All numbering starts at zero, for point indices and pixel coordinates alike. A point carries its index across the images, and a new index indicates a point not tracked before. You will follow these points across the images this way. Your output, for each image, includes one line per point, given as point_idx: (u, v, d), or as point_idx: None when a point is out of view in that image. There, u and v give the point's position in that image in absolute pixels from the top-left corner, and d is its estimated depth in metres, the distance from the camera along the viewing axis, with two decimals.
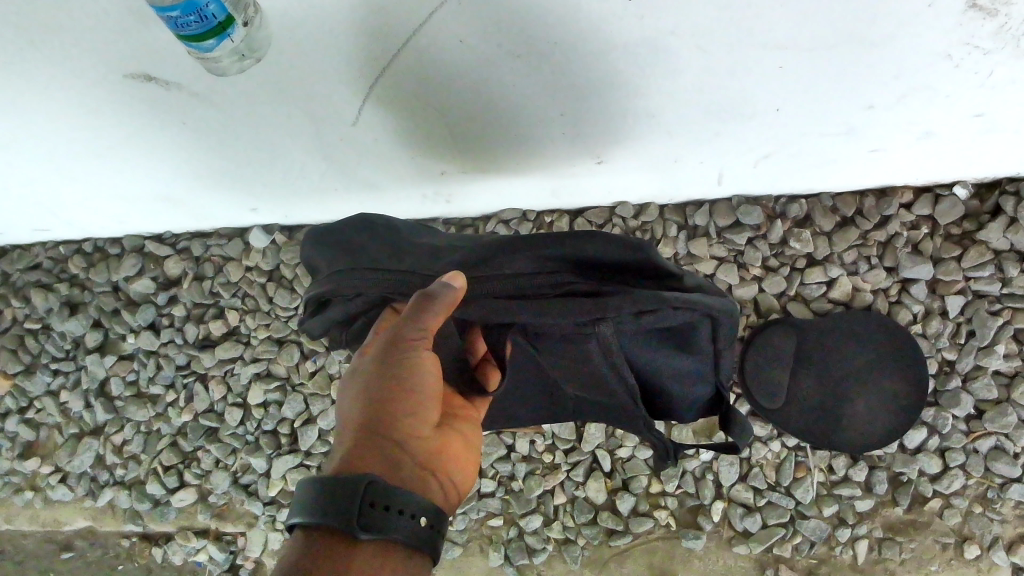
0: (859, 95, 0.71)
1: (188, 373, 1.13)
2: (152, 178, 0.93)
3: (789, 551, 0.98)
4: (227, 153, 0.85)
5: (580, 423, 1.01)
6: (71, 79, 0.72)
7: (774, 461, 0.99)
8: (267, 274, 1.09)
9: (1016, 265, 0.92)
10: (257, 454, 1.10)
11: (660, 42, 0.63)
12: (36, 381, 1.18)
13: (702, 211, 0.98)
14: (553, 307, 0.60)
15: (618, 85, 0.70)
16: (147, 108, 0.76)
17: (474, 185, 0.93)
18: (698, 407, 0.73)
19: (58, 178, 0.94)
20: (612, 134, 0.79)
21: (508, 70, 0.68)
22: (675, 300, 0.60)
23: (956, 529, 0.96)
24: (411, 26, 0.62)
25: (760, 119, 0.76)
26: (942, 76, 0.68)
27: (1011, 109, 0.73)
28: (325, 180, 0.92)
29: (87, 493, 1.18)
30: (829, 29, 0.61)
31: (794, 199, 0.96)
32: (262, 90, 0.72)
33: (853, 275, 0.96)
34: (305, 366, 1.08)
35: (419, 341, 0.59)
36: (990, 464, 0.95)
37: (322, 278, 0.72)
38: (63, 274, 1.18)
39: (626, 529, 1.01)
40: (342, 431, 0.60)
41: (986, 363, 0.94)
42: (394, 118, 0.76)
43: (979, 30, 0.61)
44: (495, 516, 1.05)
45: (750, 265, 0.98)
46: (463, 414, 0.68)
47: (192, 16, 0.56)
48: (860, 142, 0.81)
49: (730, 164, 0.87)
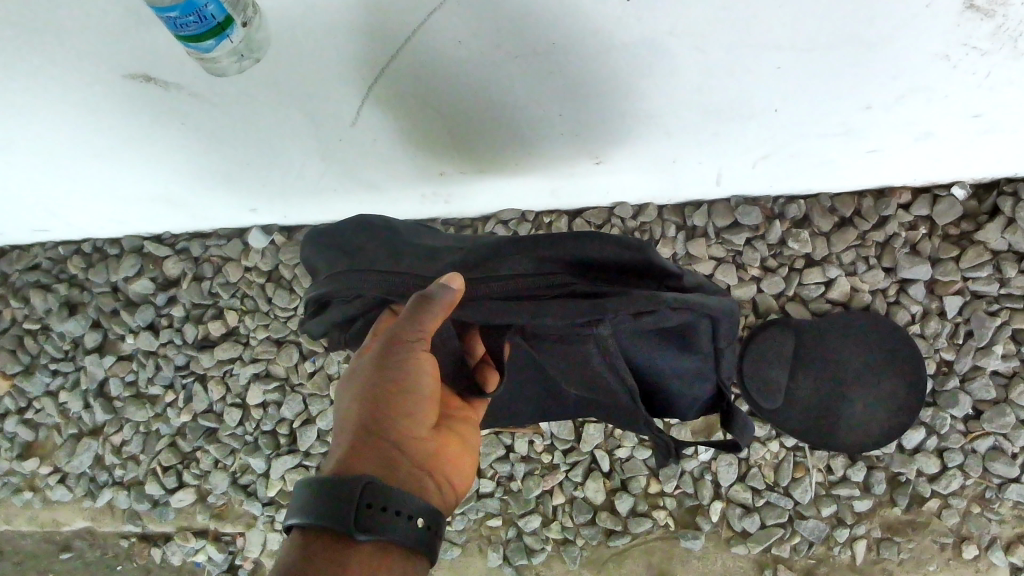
0: (857, 96, 0.71)
1: (188, 373, 1.13)
2: (151, 179, 0.93)
3: (787, 551, 0.98)
4: (226, 154, 0.85)
5: (578, 424, 1.01)
6: (70, 79, 0.72)
7: (772, 461, 0.99)
8: (266, 274, 1.09)
9: (1013, 265, 0.92)
10: (256, 454, 1.10)
11: (658, 42, 0.63)
12: (36, 382, 1.18)
13: (701, 211, 0.98)
14: (552, 307, 0.60)
15: (617, 86, 0.70)
16: (146, 108, 0.76)
17: (472, 185, 0.93)
18: (698, 406, 0.73)
19: (57, 178, 0.94)
20: (610, 135, 0.80)
21: (506, 71, 0.68)
22: (673, 301, 0.59)
23: (955, 530, 0.96)
24: (409, 27, 0.62)
25: (758, 119, 0.76)
26: (940, 76, 0.68)
27: (1009, 110, 0.73)
28: (324, 181, 0.92)
29: (86, 493, 1.18)
30: (826, 29, 0.61)
31: (793, 200, 0.96)
32: (260, 91, 0.72)
33: (851, 276, 0.96)
34: (304, 366, 1.08)
35: (417, 343, 0.59)
36: (988, 464, 0.95)
37: (321, 278, 0.72)
38: (63, 274, 1.18)
39: (624, 529, 1.01)
40: (339, 432, 0.61)
41: (984, 363, 0.94)
42: (392, 118, 0.76)
43: (976, 31, 0.61)
44: (493, 516, 1.05)
45: (749, 265, 0.98)
46: (461, 415, 0.68)
47: (191, 16, 0.56)
48: (858, 143, 0.81)
49: (729, 165, 0.87)
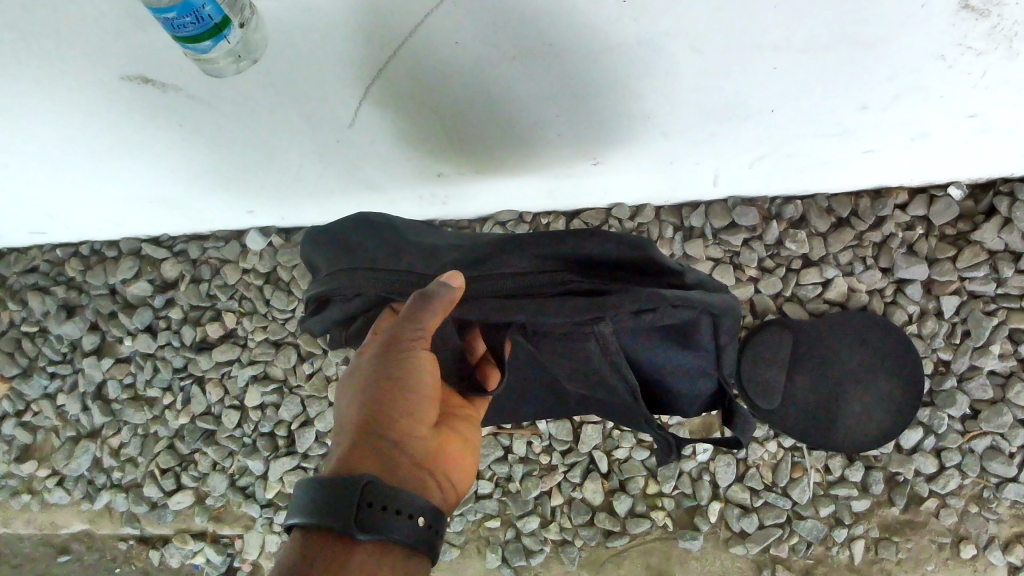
0: (854, 96, 0.71)
1: (186, 375, 1.13)
2: (148, 181, 0.93)
3: (786, 551, 0.98)
4: (224, 155, 0.85)
5: (577, 424, 1.02)
6: (68, 81, 0.72)
7: (770, 462, 0.99)
8: (264, 276, 1.10)
9: (1010, 265, 0.92)
10: (255, 456, 1.10)
11: (654, 43, 0.63)
12: (34, 384, 1.18)
13: (698, 212, 0.98)
14: (553, 307, 0.60)
15: (613, 87, 0.70)
16: (144, 110, 0.76)
17: (470, 187, 0.93)
18: (700, 403, 0.73)
19: (55, 181, 0.94)
20: (608, 135, 0.80)
21: (503, 72, 0.68)
22: (673, 299, 0.60)
23: (952, 529, 0.96)
24: (406, 28, 0.62)
25: (754, 120, 0.76)
26: (936, 76, 0.68)
27: (1004, 110, 0.73)
28: (321, 183, 0.92)
29: (85, 495, 1.18)
30: (821, 30, 0.61)
31: (790, 200, 0.97)
32: (257, 92, 0.72)
33: (848, 276, 0.96)
34: (302, 368, 1.08)
35: (417, 341, 0.60)
36: (986, 464, 0.95)
37: (320, 279, 0.72)
38: (61, 276, 1.18)
39: (622, 530, 1.01)
40: (340, 432, 0.60)
41: (981, 363, 0.94)
42: (390, 119, 0.76)
43: (972, 31, 0.61)
44: (491, 517, 1.05)
45: (746, 265, 0.98)
46: (462, 414, 0.68)
47: (189, 17, 0.56)
48: (855, 143, 0.81)
49: (725, 165, 0.87)
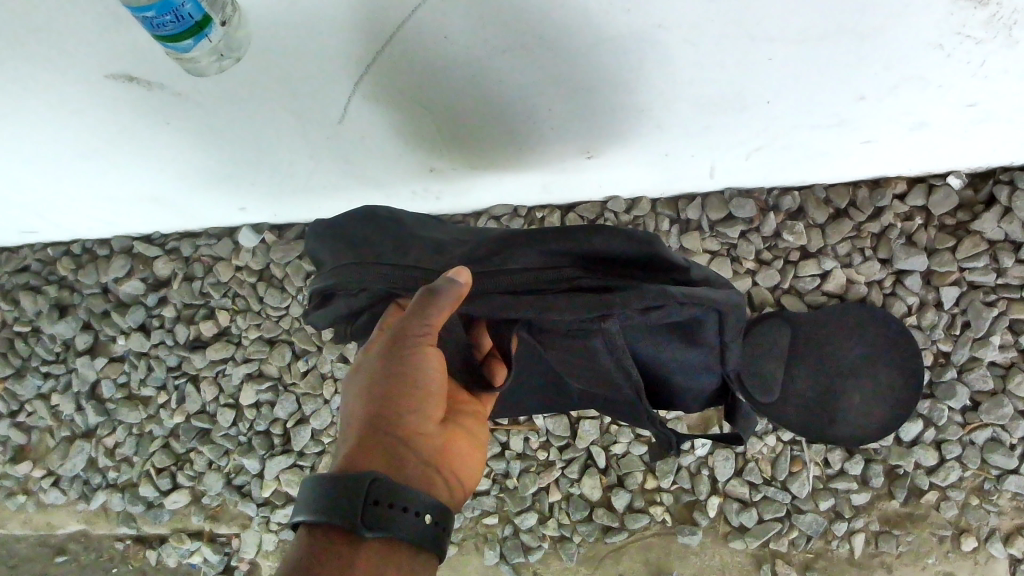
0: (848, 87, 0.71)
1: (181, 374, 1.12)
2: (138, 180, 0.92)
3: (785, 545, 0.98)
4: (212, 153, 0.84)
5: (574, 420, 1.01)
6: (50, 81, 0.71)
7: (769, 456, 0.98)
8: (257, 274, 1.09)
9: (1010, 255, 0.91)
10: (250, 454, 1.09)
11: (646, 35, 0.62)
12: (27, 384, 1.18)
13: (694, 204, 0.97)
14: (560, 303, 0.59)
15: (606, 80, 0.69)
16: (131, 109, 0.75)
17: (462, 182, 0.92)
18: (704, 397, 0.74)
19: (42, 180, 0.93)
20: (602, 129, 0.79)
21: (492, 66, 0.67)
22: (681, 295, 0.59)
23: (954, 522, 0.95)
24: (394, 21, 0.61)
25: (749, 112, 0.75)
26: (934, 65, 0.67)
27: (1005, 99, 0.73)
28: (312, 178, 0.91)
29: (81, 495, 1.17)
30: (815, 20, 0.60)
31: (787, 191, 0.96)
32: (243, 91, 0.72)
33: (846, 267, 0.96)
34: (297, 366, 1.07)
35: (424, 338, 0.59)
36: (987, 456, 0.94)
37: (320, 274, 0.71)
38: (52, 276, 1.17)
39: (621, 526, 1.00)
40: (346, 428, 0.60)
41: (981, 355, 0.93)
42: (380, 114, 0.75)
43: (970, 19, 0.60)
44: (489, 514, 1.04)
45: (743, 258, 0.97)
46: (469, 408, 0.68)
47: (168, 15, 0.54)
48: (851, 134, 0.80)
49: (721, 156, 0.86)
